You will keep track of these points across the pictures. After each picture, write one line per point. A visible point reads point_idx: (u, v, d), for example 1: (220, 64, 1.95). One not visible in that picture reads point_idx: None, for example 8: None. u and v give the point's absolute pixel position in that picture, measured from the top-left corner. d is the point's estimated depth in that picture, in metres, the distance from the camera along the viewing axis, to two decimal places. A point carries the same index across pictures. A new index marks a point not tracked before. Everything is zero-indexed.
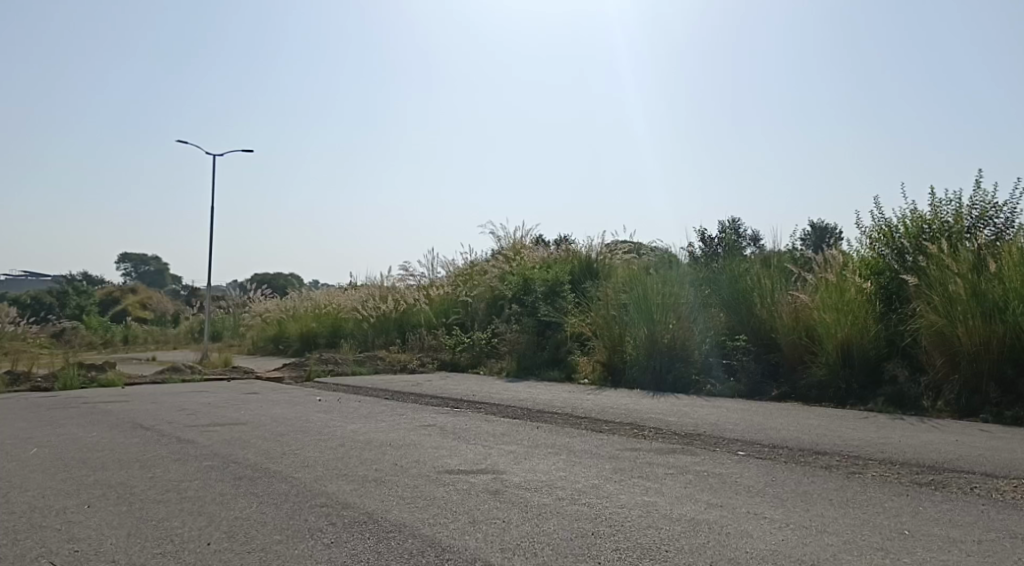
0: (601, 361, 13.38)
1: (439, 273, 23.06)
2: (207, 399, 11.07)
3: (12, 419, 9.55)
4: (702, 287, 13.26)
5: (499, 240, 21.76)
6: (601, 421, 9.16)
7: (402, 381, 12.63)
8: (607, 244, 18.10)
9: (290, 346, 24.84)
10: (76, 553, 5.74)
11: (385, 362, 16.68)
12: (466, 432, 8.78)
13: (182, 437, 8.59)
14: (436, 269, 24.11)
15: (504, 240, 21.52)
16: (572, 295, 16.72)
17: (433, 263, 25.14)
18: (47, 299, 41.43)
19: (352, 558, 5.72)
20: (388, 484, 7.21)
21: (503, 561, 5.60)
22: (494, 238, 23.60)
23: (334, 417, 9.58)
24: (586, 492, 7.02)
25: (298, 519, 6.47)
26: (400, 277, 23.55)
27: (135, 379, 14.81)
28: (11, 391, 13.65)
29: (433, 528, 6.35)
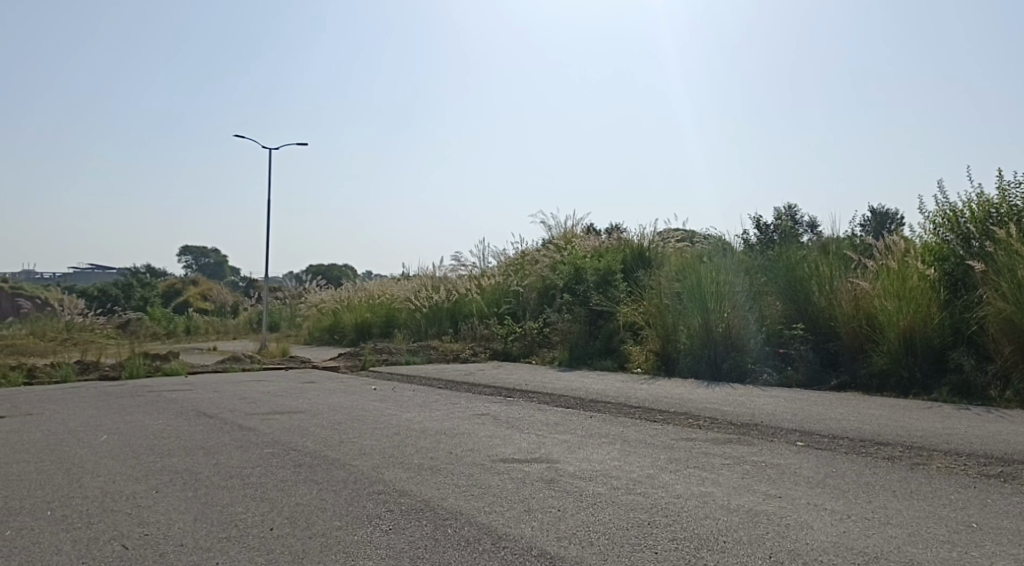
0: (654, 350, 13.33)
1: (490, 262, 23.14)
2: (267, 388, 11.34)
3: (83, 406, 9.92)
4: (757, 275, 13.07)
5: (550, 229, 21.72)
6: (655, 411, 9.10)
7: (455, 371, 12.74)
8: (659, 232, 17.91)
9: (343, 336, 25.27)
10: (146, 536, 5.93)
11: (439, 352, 16.87)
12: (519, 421, 8.81)
13: (244, 425, 8.81)
14: (486, 259, 24.18)
15: (555, 229, 21.47)
16: (624, 284, 16.61)
17: (483, 254, 25.22)
18: (113, 291, 42.87)
19: (411, 544, 5.79)
20: (444, 472, 7.28)
21: (560, 549, 5.61)
22: (545, 226, 23.54)
23: (389, 406, 9.71)
24: (642, 481, 6.99)
25: (356, 506, 6.58)
26: (451, 267, 23.71)
27: (197, 369, 15.26)
28: (81, 380, 14.17)
29: (489, 516, 6.39)
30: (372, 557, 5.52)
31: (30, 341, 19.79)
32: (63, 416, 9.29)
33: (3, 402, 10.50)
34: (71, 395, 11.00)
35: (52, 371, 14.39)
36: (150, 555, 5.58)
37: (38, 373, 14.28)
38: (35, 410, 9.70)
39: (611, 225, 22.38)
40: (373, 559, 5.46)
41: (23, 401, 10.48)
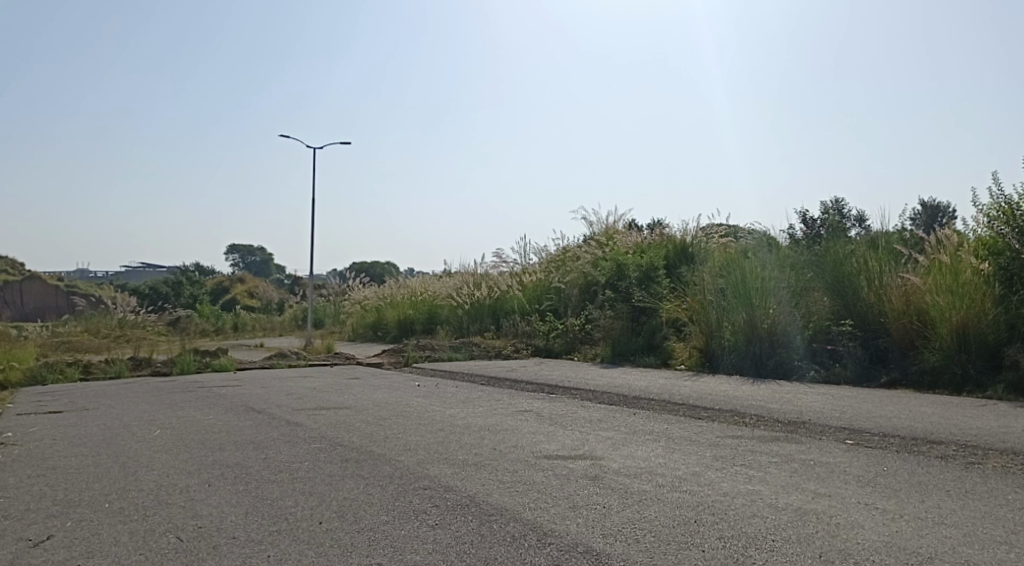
0: (698, 347, 13.27)
1: (531, 259, 23.13)
2: (312, 383, 11.50)
3: (137, 401, 10.17)
4: (803, 270, 12.88)
5: (591, 226, 21.65)
6: (700, 408, 9.03)
7: (498, 367, 12.79)
8: (703, 228, 17.73)
9: (387, 333, 25.53)
10: (199, 529, 6.05)
11: (481, 348, 16.98)
12: (563, 418, 8.81)
13: (292, 420, 8.95)
14: (526, 255, 24.16)
15: (596, 225, 21.38)
16: (667, 280, 16.48)
17: (524, 251, 25.20)
18: (164, 288, 43.83)
19: (457, 539, 5.83)
20: (488, 469, 7.31)
21: (606, 546, 5.60)
22: (586, 222, 23.41)
23: (432, 402, 9.79)
24: (687, 479, 6.95)
25: (402, 501, 6.64)
26: (492, 264, 23.77)
27: (245, 364, 15.56)
28: (134, 375, 14.54)
29: (535, 512, 6.41)
30: (418, 551, 5.57)
31: (85, 337, 20.36)
32: (119, 411, 9.54)
33: (60, 397, 10.82)
34: (124, 390, 11.29)
35: (106, 367, 14.79)
36: (204, 547, 5.70)
37: (93, 368, 14.70)
38: (91, 405, 9.98)
39: (654, 221, 22.19)
40: (420, 554, 5.50)
41: (80, 396, 10.79)
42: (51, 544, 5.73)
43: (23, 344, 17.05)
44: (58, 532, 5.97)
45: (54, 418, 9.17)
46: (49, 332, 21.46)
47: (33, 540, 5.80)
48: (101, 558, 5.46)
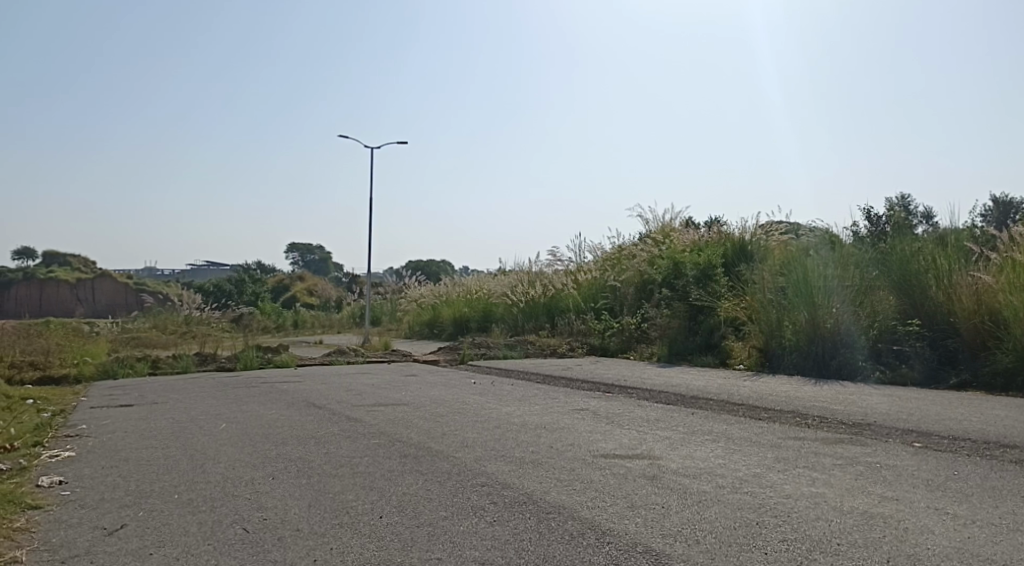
0: (758, 346, 13.08)
1: (586, 257, 23.06)
2: (370, 380, 11.67)
3: (202, 396, 10.47)
4: (867, 268, 12.55)
5: (647, 224, 21.48)
6: (761, 408, 8.88)
7: (552, 366, 12.78)
8: (762, 225, 17.48)
9: (442, 330, 25.73)
10: (265, 521, 6.18)
11: (536, 347, 17.04)
12: (620, 417, 8.76)
13: (351, 416, 9.09)
14: (581, 254, 24.08)
15: (652, 223, 21.20)
16: (726, 279, 16.25)
17: (578, 249, 25.14)
18: (226, 286, 44.80)
19: (515, 536, 5.84)
20: (545, 466, 7.31)
21: (667, 546, 5.54)
22: (643, 220, 23.25)
23: (488, 399, 9.84)
24: (748, 480, 6.84)
25: (461, 497, 6.68)
26: (547, 262, 23.77)
27: (305, 361, 15.88)
28: (199, 371, 14.96)
29: (593, 510, 6.38)
30: (478, 547, 5.59)
31: (153, 333, 21.03)
32: (186, 405, 9.82)
33: (130, 390, 11.20)
34: (190, 385, 11.62)
35: (173, 362, 15.25)
36: (269, 538, 5.82)
37: (161, 363, 15.17)
38: (160, 399, 10.30)
39: (711, 219, 21.90)
40: (479, 550, 5.53)
41: (148, 390, 11.15)
42: (125, 533, 5.92)
43: (97, 340, 17.70)
44: (131, 521, 6.16)
45: (126, 411, 9.50)
46: (118, 328, 22.24)
47: (108, 529, 6.00)
48: (172, 548, 5.62)
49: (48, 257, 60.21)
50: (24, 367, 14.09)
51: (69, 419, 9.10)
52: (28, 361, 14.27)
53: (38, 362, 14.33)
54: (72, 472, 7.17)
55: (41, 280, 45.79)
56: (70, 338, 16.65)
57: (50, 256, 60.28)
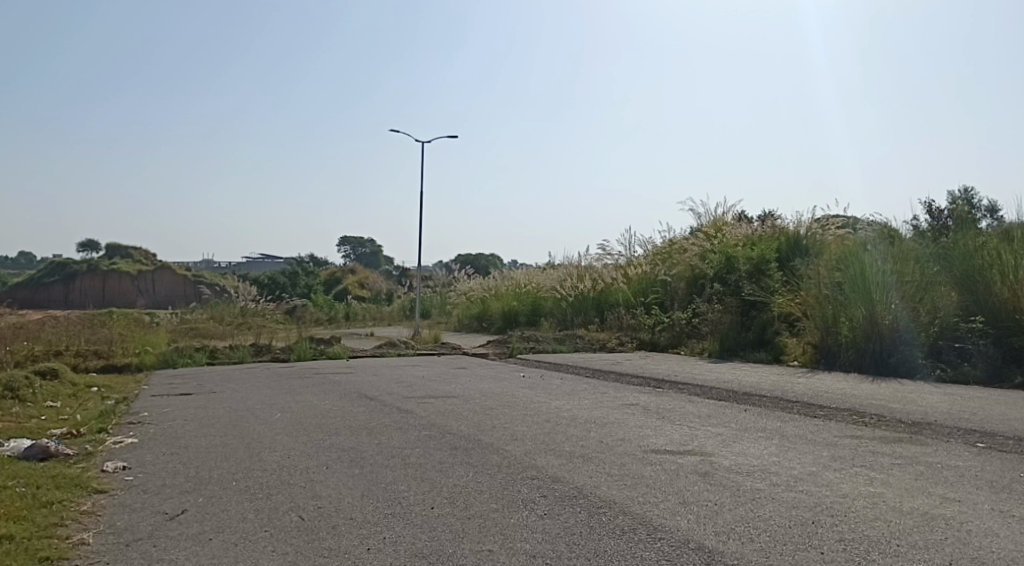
0: (813, 343, 12.85)
1: (636, 251, 22.89)
2: (420, 372, 11.81)
3: (258, 386, 10.71)
4: (928, 263, 12.20)
5: (699, 217, 21.21)
6: (815, 406, 8.73)
7: (601, 360, 12.76)
8: (818, 219, 17.13)
9: (491, 324, 25.84)
10: (319, 509, 6.28)
11: (586, 342, 17.07)
12: (671, 413, 8.70)
13: (402, 407, 9.20)
14: (631, 247, 23.92)
15: (704, 217, 20.94)
16: (780, 274, 15.98)
17: (629, 243, 24.97)
18: (279, 278, 45.55)
19: (566, 530, 5.83)
20: (595, 461, 7.29)
21: (720, 544, 5.47)
22: (695, 215, 22.98)
23: (538, 393, 9.85)
24: (804, 479, 6.73)
25: (512, 489, 6.69)
26: (596, 256, 23.66)
27: (357, 352, 16.11)
28: (256, 361, 15.30)
29: (644, 506, 6.33)
30: (528, 540, 5.60)
31: (210, 324, 21.57)
32: (242, 395, 10.05)
33: (190, 380, 11.51)
34: (247, 375, 11.91)
35: (230, 353, 15.61)
36: (323, 527, 5.91)
37: (218, 353, 15.56)
38: (218, 388, 10.58)
39: (764, 212, 21.51)
40: (530, 543, 5.54)
41: (206, 380, 11.45)
42: (185, 518, 6.07)
43: (158, 330, 18.24)
44: (191, 507, 6.32)
45: (185, 400, 9.76)
46: (177, 318, 22.88)
47: (169, 514, 6.17)
48: (230, 533, 5.75)
49: (110, 249, 62.14)
50: (89, 356, 14.61)
51: (132, 407, 9.39)
52: (92, 349, 14.80)
53: (102, 351, 14.85)
54: (134, 457, 7.39)
55: (103, 271, 47.29)
56: (133, 328, 17.20)
57: (112, 248, 62.51)
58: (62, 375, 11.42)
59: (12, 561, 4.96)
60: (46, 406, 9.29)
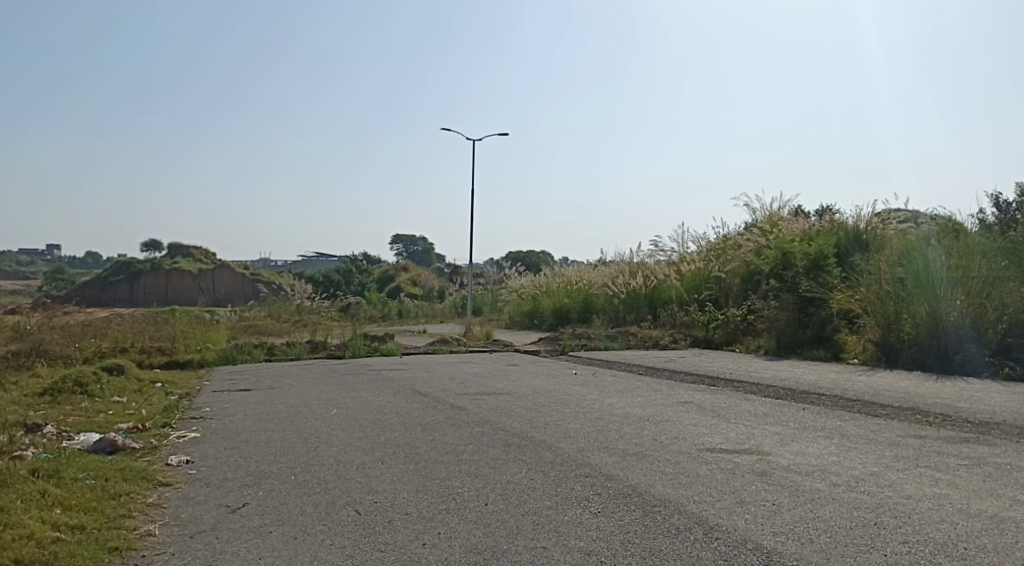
0: (873, 340, 12.51)
1: (689, 247, 22.59)
2: (473, 368, 11.90)
3: (314, 381, 10.92)
4: (994, 258, 11.86)
5: (754, 213, 20.84)
6: (877, 405, 8.52)
7: (654, 357, 12.66)
8: (878, 213, 16.70)
9: (542, 321, 25.89)
10: (376, 503, 6.36)
11: (638, 339, 17.01)
12: (726, 411, 8.59)
13: (455, 404, 9.27)
14: (684, 244, 23.61)
15: (759, 212, 20.57)
16: (839, 270, 15.61)
17: (682, 240, 24.65)
18: (334, 276, 46.45)
19: (621, 528, 5.79)
20: (649, 459, 7.22)
21: (778, 544, 5.38)
22: (749, 211, 22.59)
23: (590, 390, 9.82)
24: (865, 479, 6.56)
25: (565, 487, 6.67)
26: (649, 253, 23.39)
27: (410, 349, 16.32)
28: (312, 358, 15.60)
29: (700, 505, 6.24)
30: (583, 538, 5.58)
31: (268, 321, 22.12)
32: (299, 391, 10.27)
33: (250, 376, 11.80)
34: (303, 371, 12.15)
35: (287, 350, 15.94)
36: (380, 521, 5.98)
37: (276, 350, 15.92)
38: (276, 384, 10.82)
39: (822, 207, 21.01)
40: (584, 540, 5.51)
41: (265, 376, 11.72)
42: (246, 511, 6.21)
43: (219, 328, 18.76)
44: (252, 500, 6.47)
45: (245, 395, 10.01)
46: (236, 315, 23.52)
47: (230, 506, 6.32)
48: (290, 527, 5.86)
49: (172, 247, 64.27)
50: (153, 352, 15.12)
51: (194, 402, 9.66)
52: (157, 347, 15.32)
53: (166, 348, 15.36)
54: (197, 452, 7.60)
55: (167, 270, 48.89)
56: (195, 325, 17.74)
57: (172, 247, 64.61)
58: (128, 370, 11.83)
59: (84, 551, 5.14)
60: (113, 400, 9.63)
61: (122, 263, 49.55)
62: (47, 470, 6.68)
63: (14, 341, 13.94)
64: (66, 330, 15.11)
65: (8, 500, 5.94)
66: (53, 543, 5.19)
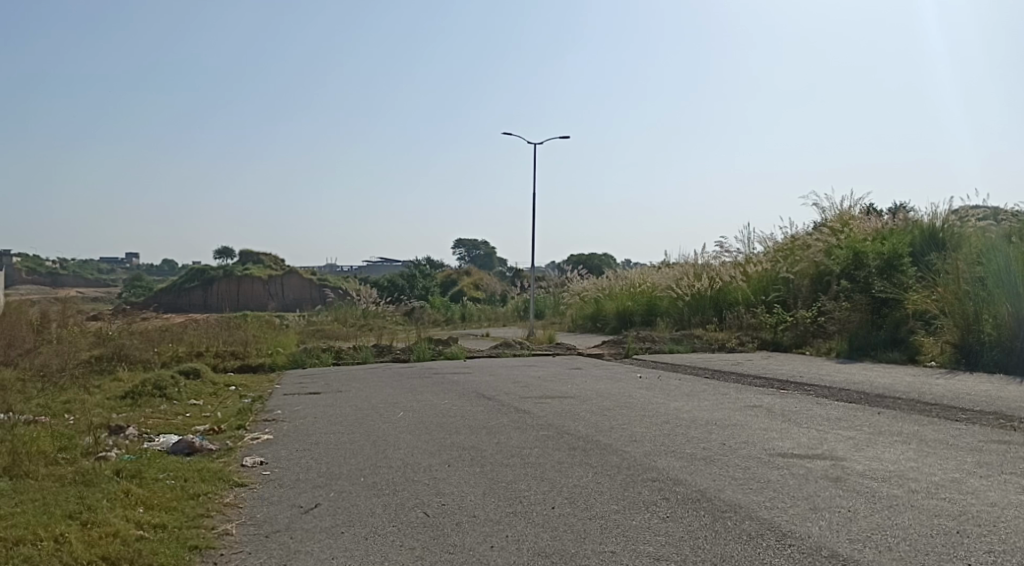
0: (952, 342, 12.06)
1: (756, 248, 22.15)
2: (537, 372, 11.94)
3: (381, 385, 11.10)
4: None
5: (823, 212, 20.30)
6: (956, 409, 8.20)
7: (721, 360, 12.49)
8: (956, 210, 16.09)
9: (606, 324, 25.76)
10: (444, 506, 6.41)
11: (704, 341, 16.80)
12: (797, 415, 8.39)
13: (520, 407, 9.30)
14: (750, 245, 23.14)
15: (829, 211, 20.02)
16: (915, 270, 15.16)
17: (749, 240, 24.16)
18: (399, 280, 47.25)
19: (690, 534, 5.70)
20: (718, 464, 7.10)
21: (855, 552, 5.22)
22: (819, 209, 22.04)
23: (656, 394, 9.73)
24: (946, 485, 6.30)
25: (633, 491, 6.59)
26: (714, 254, 22.99)
27: (473, 352, 16.47)
28: (379, 361, 15.87)
29: (772, 511, 6.08)
30: (651, 543, 5.52)
31: (335, 325, 22.63)
32: (367, 393, 10.47)
33: (319, 379, 12.07)
34: (371, 374, 12.37)
35: (354, 353, 16.26)
36: (448, 523, 6.03)
37: (344, 354, 16.25)
38: (344, 387, 11.03)
39: (896, 204, 20.35)
40: (653, 546, 5.45)
41: (334, 379, 11.96)
42: (319, 512, 6.34)
43: (289, 332, 19.28)
44: (324, 501, 6.60)
45: (315, 398, 10.25)
46: (305, 319, 24.15)
47: (303, 507, 6.46)
48: (360, 527, 5.95)
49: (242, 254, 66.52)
50: (227, 356, 15.62)
51: (267, 404, 9.94)
52: (231, 351, 15.85)
53: (239, 351, 15.87)
54: (271, 453, 7.81)
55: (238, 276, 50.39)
56: (265, 329, 18.29)
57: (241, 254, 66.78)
58: (203, 374, 12.22)
59: (166, 549, 5.31)
60: (190, 403, 9.96)
61: (194, 271, 51.30)
62: (131, 470, 6.95)
63: (98, 345, 14.55)
64: (145, 335, 15.69)
65: (95, 499, 6.20)
66: (137, 541, 5.39)
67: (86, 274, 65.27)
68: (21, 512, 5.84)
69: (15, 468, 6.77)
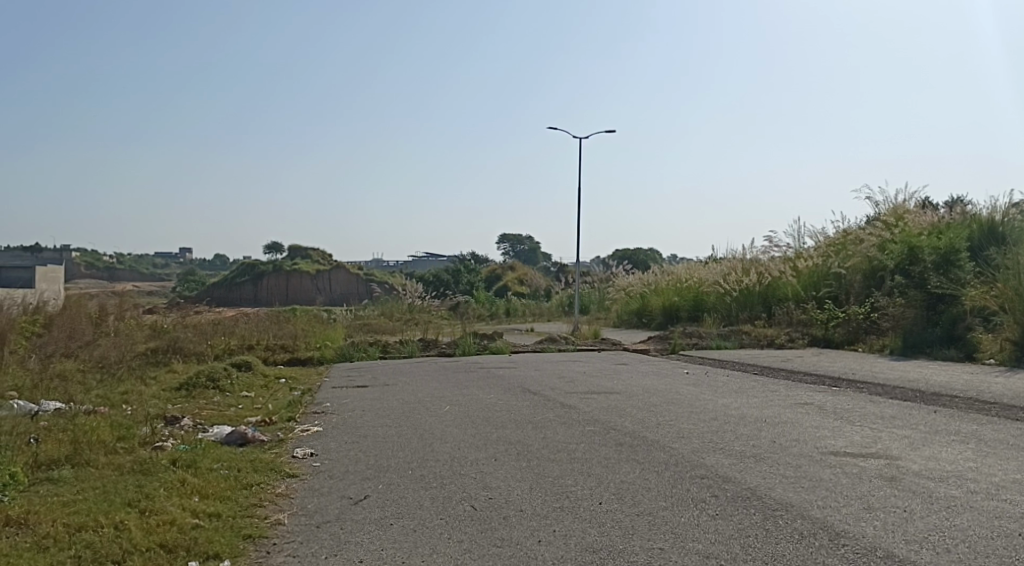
0: (1012, 339, 11.72)
1: (806, 243, 21.77)
2: (583, 367, 11.91)
3: (428, 379, 11.20)
4: None
5: (876, 206, 19.86)
6: (1016, 409, 7.96)
7: (770, 356, 12.32)
8: (1017, 203, 15.62)
9: (652, 320, 25.59)
10: (490, 500, 6.44)
11: (752, 337, 16.58)
12: (850, 413, 8.23)
13: (566, 402, 9.29)
14: (800, 239, 22.73)
15: (882, 205, 19.56)
16: (972, 265, 14.76)
17: (799, 235, 23.74)
18: (443, 275, 47.54)
19: (740, 532, 5.63)
20: (768, 462, 7.00)
21: (911, 553, 5.11)
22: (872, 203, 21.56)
23: (703, 390, 9.64)
24: (1007, 486, 6.12)
25: (681, 488, 6.53)
26: (762, 249, 22.64)
27: (518, 347, 16.50)
28: (424, 356, 15.98)
29: (824, 510, 5.97)
30: (701, 540, 5.47)
31: (381, 319, 22.86)
32: (413, 387, 10.57)
33: (367, 373, 12.20)
34: (418, 368, 12.47)
35: (401, 347, 16.41)
36: (495, 517, 6.05)
37: (390, 348, 16.40)
38: (391, 381, 11.15)
39: (953, 198, 19.79)
40: (702, 543, 5.40)
41: (381, 373, 12.08)
42: (368, 503, 6.41)
43: (336, 326, 19.53)
44: (373, 493, 6.67)
45: (363, 391, 10.37)
46: (352, 314, 24.47)
47: (353, 499, 6.54)
48: (409, 519, 6.00)
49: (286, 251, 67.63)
50: (277, 350, 15.89)
51: (316, 397, 10.08)
52: (280, 344, 16.11)
53: (288, 345, 16.13)
54: (320, 445, 7.92)
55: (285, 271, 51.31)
56: (313, 323, 18.56)
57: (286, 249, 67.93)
58: (254, 366, 12.45)
59: (221, 537, 5.43)
60: (242, 395, 10.16)
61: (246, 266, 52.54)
62: (187, 460, 7.12)
63: (153, 339, 14.92)
64: (199, 328, 16.06)
65: (152, 488, 6.36)
66: (193, 529, 5.52)
67: (137, 268, 66.99)
68: (83, 499, 6.04)
69: (77, 456, 6.99)
